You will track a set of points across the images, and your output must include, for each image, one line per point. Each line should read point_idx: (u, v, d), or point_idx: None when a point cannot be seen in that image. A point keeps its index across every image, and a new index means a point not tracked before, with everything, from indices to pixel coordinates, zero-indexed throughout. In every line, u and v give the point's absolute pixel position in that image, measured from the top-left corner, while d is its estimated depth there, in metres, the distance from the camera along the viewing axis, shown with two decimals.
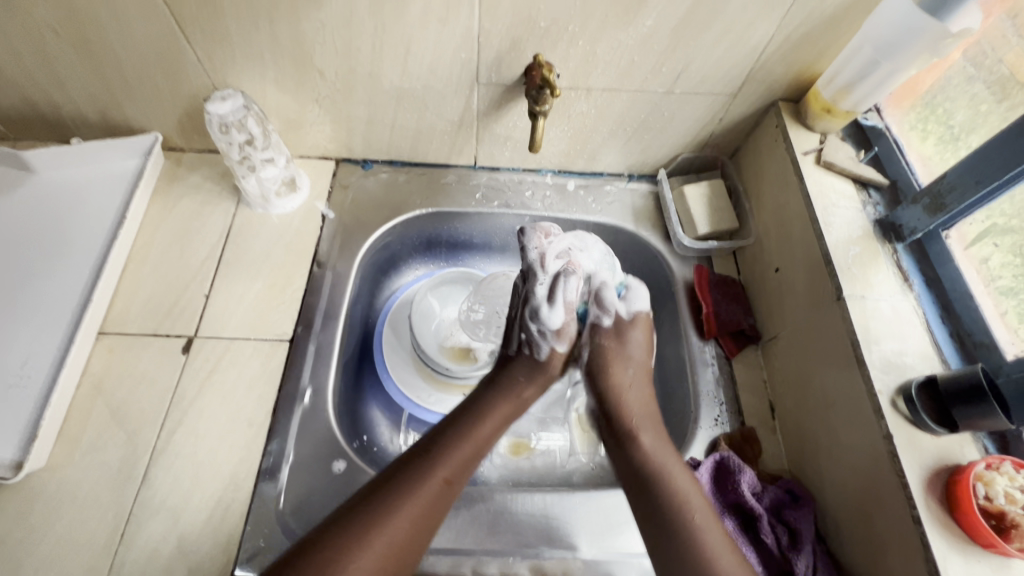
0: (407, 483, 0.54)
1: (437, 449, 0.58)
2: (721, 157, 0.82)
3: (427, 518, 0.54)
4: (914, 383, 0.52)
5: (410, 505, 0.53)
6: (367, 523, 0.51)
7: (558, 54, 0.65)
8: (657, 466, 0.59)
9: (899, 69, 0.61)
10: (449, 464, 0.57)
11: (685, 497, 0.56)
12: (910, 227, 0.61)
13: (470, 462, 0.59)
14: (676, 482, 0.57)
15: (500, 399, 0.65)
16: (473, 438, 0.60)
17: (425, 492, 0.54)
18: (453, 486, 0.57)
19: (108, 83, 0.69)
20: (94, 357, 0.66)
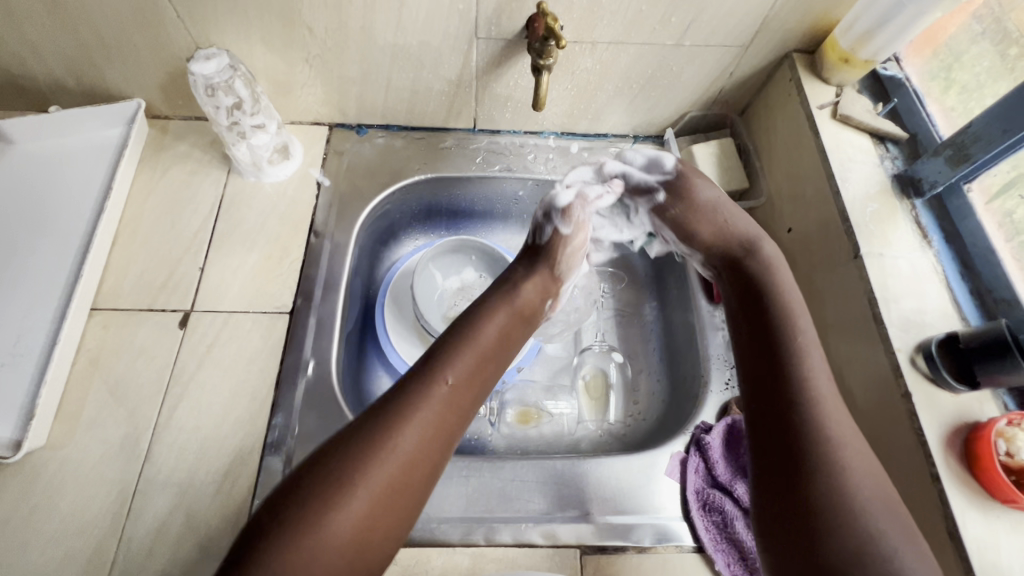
0: (410, 396, 0.49)
1: (440, 357, 0.53)
2: (730, 115, 0.79)
3: (445, 436, 0.49)
4: (934, 340, 0.51)
5: (422, 418, 0.48)
6: (375, 434, 0.46)
7: (562, 3, 0.61)
8: (811, 385, 0.50)
9: (923, 12, 0.58)
10: (455, 369, 0.52)
11: (819, 387, 0.50)
12: (930, 181, 0.59)
13: (480, 368, 0.54)
14: (814, 374, 0.50)
15: (501, 305, 0.60)
16: (482, 344, 0.55)
17: (432, 400, 0.50)
18: (458, 390, 0.52)
19: (83, 46, 0.65)
20: (88, 333, 0.64)
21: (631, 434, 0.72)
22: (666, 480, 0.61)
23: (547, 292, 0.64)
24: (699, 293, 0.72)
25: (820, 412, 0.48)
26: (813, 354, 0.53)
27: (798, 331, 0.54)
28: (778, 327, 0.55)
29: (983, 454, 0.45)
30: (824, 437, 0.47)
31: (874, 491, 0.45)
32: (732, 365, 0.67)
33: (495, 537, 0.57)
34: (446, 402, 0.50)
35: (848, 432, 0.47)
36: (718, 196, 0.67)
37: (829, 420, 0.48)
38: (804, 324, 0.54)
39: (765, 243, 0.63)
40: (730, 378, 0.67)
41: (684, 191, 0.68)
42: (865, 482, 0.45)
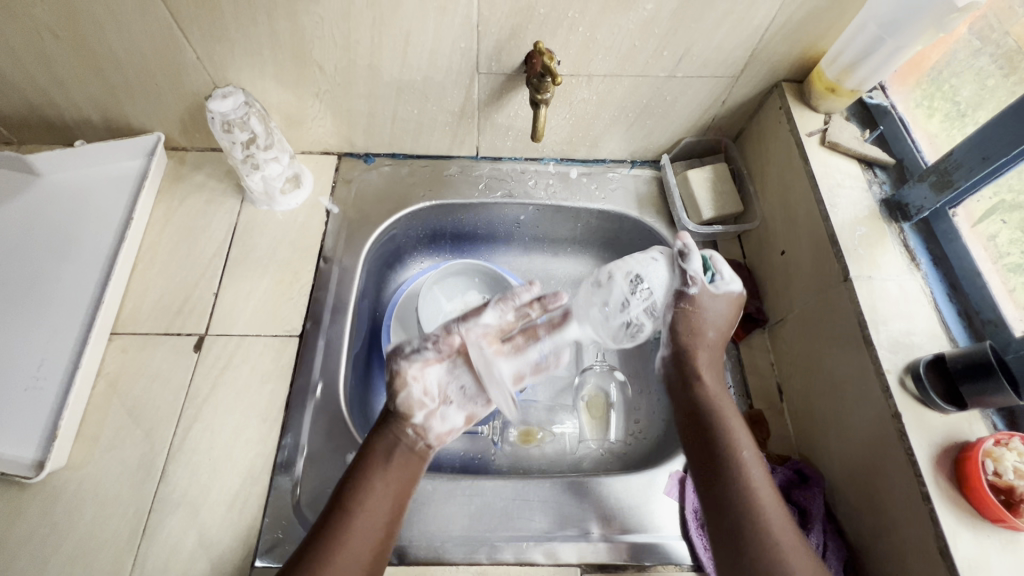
0: (332, 523, 0.53)
1: (354, 482, 0.56)
2: (724, 140, 0.81)
3: (374, 558, 0.53)
4: (922, 361, 0.52)
5: (349, 544, 0.52)
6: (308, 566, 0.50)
7: (558, 41, 0.64)
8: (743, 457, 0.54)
9: (904, 45, 0.60)
10: (356, 511, 0.54)
11: (746, 456, 0.55)
12: (916, 206, 0.61)
13: (380, 505, 0.55)
14: (740, 452, 0.55)
15: (389, 430, 0.60)
16: (384, 474, 0.56)
17: (357, 526, 0.53)
18: (376, 518, 0.54)
19: (109, 85, 0.69)
20: (109, 356, 0.67)
21: (632, 453, 0.74)
22: (666, 500, 0.62)
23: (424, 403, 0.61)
24: None
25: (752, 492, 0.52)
26: (735, 424, 0.57)
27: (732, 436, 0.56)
28: (719, 421, 0.57)
29: (971, 474, 0.47)
30: (749, 490, 0.52)
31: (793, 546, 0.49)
32: (729, 386, 0.69)
33: (498, 555, 0.59)
34: (353, 546, 0.52)
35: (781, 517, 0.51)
36: (726, 315, 0.64)
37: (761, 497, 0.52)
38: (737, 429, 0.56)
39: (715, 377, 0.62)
40: None
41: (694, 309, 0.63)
42: (792, 543, 0.49)
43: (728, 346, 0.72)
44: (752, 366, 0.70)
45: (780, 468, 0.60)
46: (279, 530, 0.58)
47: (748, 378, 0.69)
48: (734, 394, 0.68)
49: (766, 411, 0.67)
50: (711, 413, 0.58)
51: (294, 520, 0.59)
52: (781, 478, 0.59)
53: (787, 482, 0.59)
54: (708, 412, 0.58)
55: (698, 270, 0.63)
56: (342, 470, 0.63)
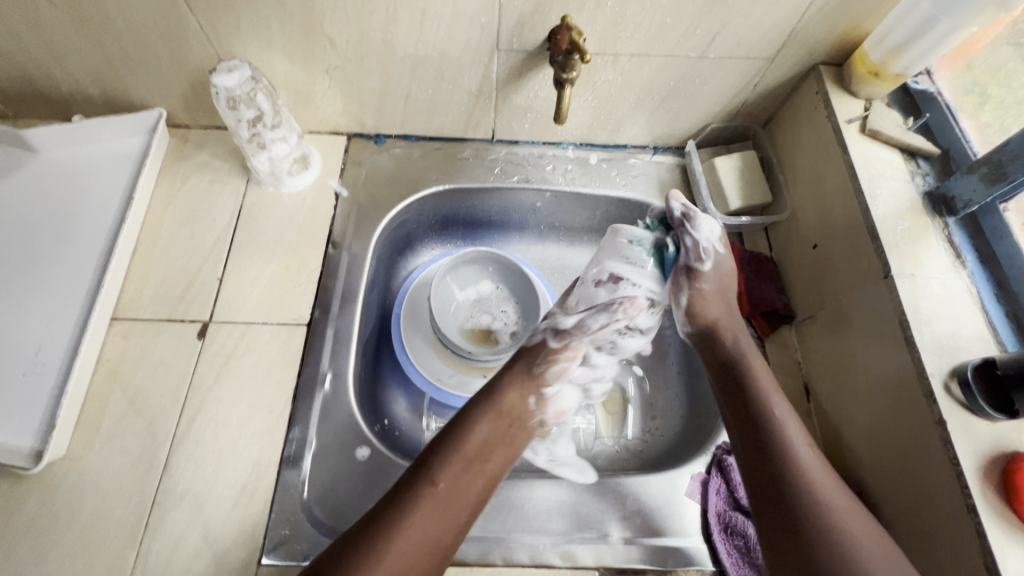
0: (399, 507, 0.51)
1: (433, 458, 0.55)
2: (753, 126, 0.78)
3: (433, 543, 0.50)
4: (970, 365, 0.49)
5: (406, 526, 0.50)
6: (365, 551, 0.48)
7: (585, 16, 0.60)
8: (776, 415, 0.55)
9: (958, 27, 0.56)
10: (440, 476, 0.53)
11: (790, 435, 0.53)
12: (963, 199, 0.57)
13: (467, 471, 0.55)
14: (779, 417, 0.55)
15: (488, 411, 0.60)
16: (467, 453, 0.56)
17: (425, 506, 0.51)
18: (453, 496, 0.53)
19: (108, 57, 0.65)
20: (109, 342, 0.64)
21: (649, 450, 0.72)
22: (687, 501, 0.60)
23: (529, 387, 0.62)
24: None
25: (803, 467, 0.51)
26: (777, 401, 0.56)
27: (777, 417, 0.55)
28: (757, 393, 0.57)
29: (1022, 488, 0.44)
30: (795, 464, 0.51)
31: (849, 514, 0.48)
32: None
33: (513, 557, 0.56)
34: (441, 506, 0.52)
35: (837, 492, 0.50)
36: (704, 262, 0.64)
37: (813, 473, 0.51)
38: (784, 416, 0.55)
39: (751, 346, 0.62)
40: None
41: (693, 277, 0.64)
42: (848, 507, 0.49)
43: (753, 342, 0.69)
44: (778, 363, 0.67)
45: None
46: (286, 527, 0.56)
47: (773, 376, 0.66)
48: None
49: (792, 412, 0.64)
50: (756, 390, 0.57)
51: (302, 517, 0.57)
52: None
53: None
54: (756, 395, 0.56)
55: (624, 245, 0.66)
56: (351, 465, 0.60)
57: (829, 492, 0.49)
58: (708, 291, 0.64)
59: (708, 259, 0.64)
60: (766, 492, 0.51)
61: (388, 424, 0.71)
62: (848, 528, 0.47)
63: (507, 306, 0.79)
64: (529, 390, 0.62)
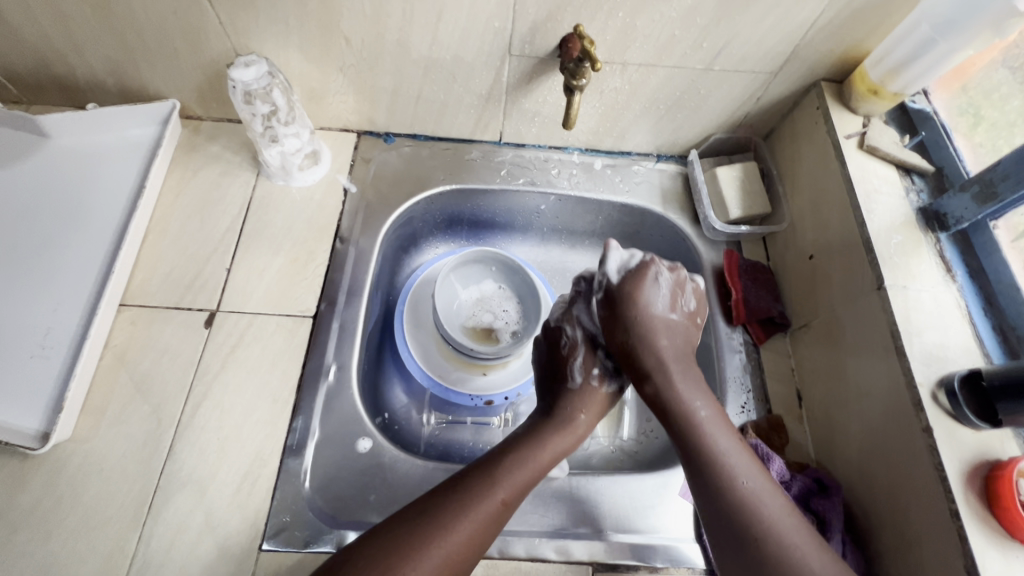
0: (469, 496, 0.52)
1: (512, 453, 0.57)
2: (754, 139, 0.79)
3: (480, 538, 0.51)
4: (957, 376, 0.51)
5: (477, 515, 0.51)
6: (431, 524, 0.50)
7: (596, 26, 0.62)
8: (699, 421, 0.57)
9: (955, 49, 0.58)
10: (508, 482, 0.54)
11: (734, 468, 0.53)
12: (955, 216, 0.59)
13: (529, 483, 0.56)
14: (725, 458, 0.54)
15: (562, 428, 0.61)
16: (546, 459, 0.58)
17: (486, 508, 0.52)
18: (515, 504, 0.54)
19: (126, 47, 0.66)
20: (116, 328, 0.65)
21: (643, 451, 0.73)
22: (680, 501, 0.62)
23: (588, 405, 0.64)
24: (718, 315, 0.72)
25: (751, 504, 0.51)
26: (720, 436, 0.55)
27: (720, 456, 0.54)
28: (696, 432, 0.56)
29: (1004, 494, 0.46)
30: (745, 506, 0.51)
31: (802, 540, 0.49)
32: (748, 390, 0.68)
33: (509, 550, 0.58)
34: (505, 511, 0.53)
35: (790, 522, 0.50)
36: (666, 292, 0.64)
37: (762, 509, 0.51)
38: (728, 452, 0.54)
39: (682, 364, 0.61)
40: (747, 402, 0.67)
41: (628, 303, 0.62)
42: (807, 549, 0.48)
43: (749, 349, 0.70)
44: (772, 370, 0.69)
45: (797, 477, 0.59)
46: (287, 515, 0.57)
47: (767, 382, 0.68)
48: (753, 398, 0.67)
49: (785, 418, 0.66)
50: (693, 424, 0.56)
51: (303, 506, 0.58)
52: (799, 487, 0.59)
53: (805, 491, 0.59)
54: (694, 436, 0.56)
55: (614, 268, 0.64)
56: (353, 456, 0.62)
57: (781, 521, 0.50)
58: (657, 318, 0.62)
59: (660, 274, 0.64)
60: (721, 532, 0.51)
61: (388, 417, 0.72)
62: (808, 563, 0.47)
63: (508, 306, 0.81)
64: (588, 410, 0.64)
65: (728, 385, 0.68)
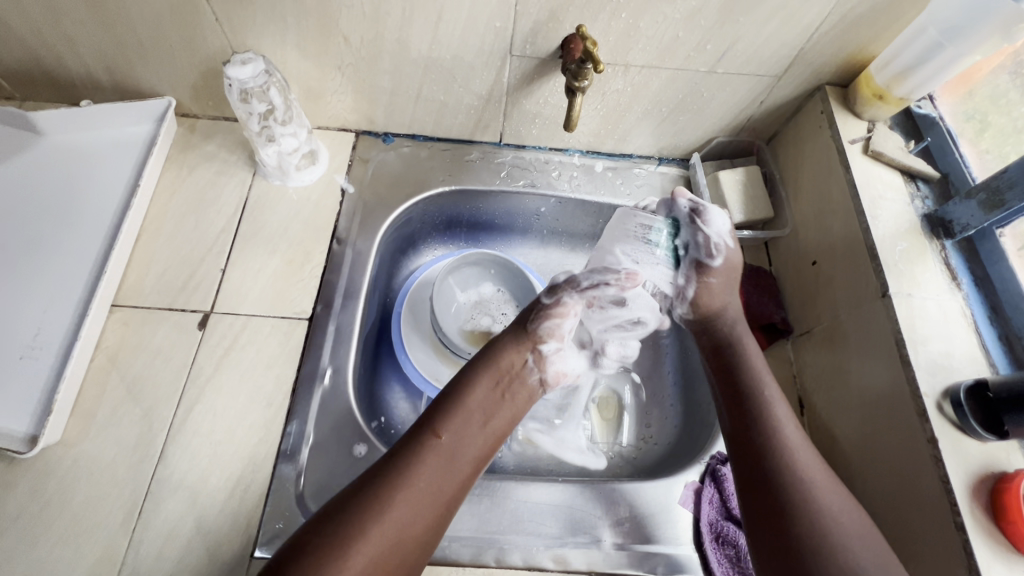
0: (404, 459, 0.51)
1: (435, 416, 0.55)
2: (757, 142, 0.79)
3: (430, 497, 0.50)
4: (963, 387, 0.50)
5: (407, 487, 0.49)
6: (353, 519, 0.46)
7: (599, 26, 0.61)
8: (760, 374, 0.59)
9: (963, 55, 0.58)
10: (445, 433, 0.53)
11: (778, 415, 0.55)
12: (961, 223, 0.58)
13: (469, 431, 0.54)
14: (775, 407, 0.56)
15: (486, 370, 0.59)
16: (474, 413, 0.56)
17: (429, 461, 0.51)
18: (456, 455, 0.53)
19: (120, 43, 0.65)
20: (108, 329, 0.64)
21: (642, 457, 0.73)
22: (680, 510, 0.61)
23: (526, 344, 0.61)
24: None
25: (789, 447, 0.53)
26: (769, 382, 0.58)
27: (765, 400, 0.56)
28: (754, 381, 0.58)
29: (1011, 507, 0.45)
30: (786, 450, 0.53)
31: (840, 502, 0.49)
32: None
33: (506, 559, 0.57)
34: (450, 461, 0.52)
35: (829, 483, 0.51)
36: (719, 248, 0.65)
37: (796, 453, 0.53)
38: (773, 398, 0.56)
39: (745, 330, 0.64)
40: None
41: (707, 265, 0.65)
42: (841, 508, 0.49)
43: None
44: (773, 377, 0.68)
45: None
46: (280, 521, 0.56)
47: None
48: None
49: None
50: (744, 368, 0.60)
51: (297, 512, 0.57)
52: None
53: None
54: (750, 380, 0.58)
55: (721, 229, 0.65)
56: (347, 461, 0.61)
57: (812, 470, 0.51)
58: (721, 278, 0.66)
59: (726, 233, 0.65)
60: (760, 490, 0.52)
61: (384, 422, 0.71)
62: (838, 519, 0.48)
63: (507, 309, 0.80)
64: (528, 348, 0.61)
65: None
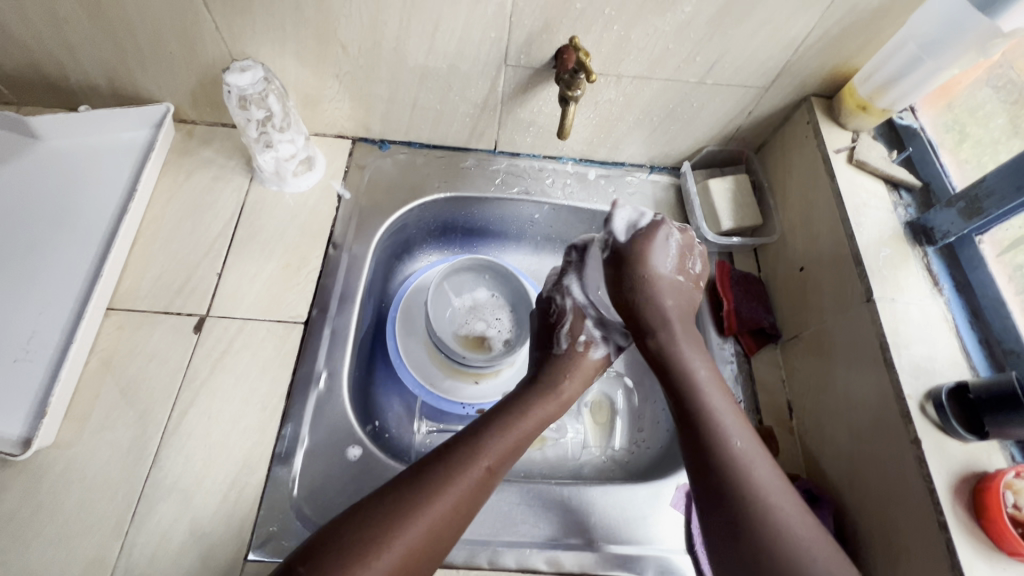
0: (444, 469, 0.51)
1: (494, 437, 0.55)
2: (746, 152, 0.80)
3: (461, 513, 0.50)
4: (944, 389, 0.52)
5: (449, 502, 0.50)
6: (392, 526, 0.47)
7: (591, 38, 0.62)
8: (696, 376, 0.58)
9: (942, 68, 0.60)
10: (493, 452, 0.54)
11: (728, 431, 0.53)
12: (942, 230, 0.60)
13: (514, 450, 0.56)
14: (717, 413, 0.55)
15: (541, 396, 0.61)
16: (523, 439, 0.57)
17: (467, 479, 0.51)
18: (494, 474, 0.54)
19: (120, 50, 0.66)
20: (103, 332, 0.64)
21: (634, 461, 0.73)
22: (671, 512, 0.62)
23: (566, 370, 0.64)
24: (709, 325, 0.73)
25: (742, 465, 0.51)
26: (716, 397, 0.56)
27: (708, 410, 0.55)
28: (687, 382, 0.57)
29: (991, 506, 0.46)
30: (733, 460, 0.51)
31: (791, 508, 0.49)
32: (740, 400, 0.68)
33: (499, 560, 0.57)
34: (485, 480, 0.53)
35: (779, 489, 0.50)
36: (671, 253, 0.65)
37: (751, 470, 0.51)
38: (722, 413, 0.54)
39: (683, 327, 0.61)
40: None
41: (638, 262, 0.63)
42: (795, 513, 0.49)
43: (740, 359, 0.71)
44: (763, 381, 0.69)
45: None
46: (274, 524, 0.56)
47: (758, 393, 0.68)
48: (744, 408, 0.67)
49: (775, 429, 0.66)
50: (687, 378, 0.57)
51: (290, 515, 0.57)
52: None
53: None
54: (686, 384, 0.57)
55: (620, 222, 0.66)
56: (342, 464, 0.61)
57: (771, 488, 0.50)
58: (664, 278, 0.63)
59: (671, 235, 0.65)
60: (710, 500, 0.51)
61: (379, 425, 0.71)
62: (788, 522, 0.48)
63: (501, 314, 0.80)
64: (567, 374, 0.64)
65: None
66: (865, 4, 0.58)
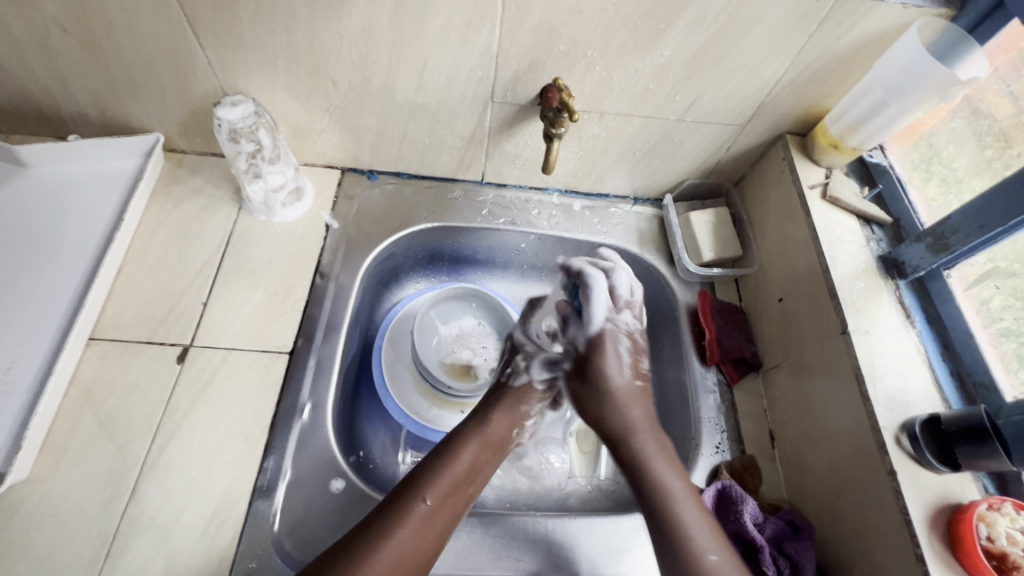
0: (392, 514, 0.53)
1: (422, 477, 0.57)
2: (726, 185, 0.83)
3: (413, 554, 0.52)
4: (918, 420, 0.53)
5: (390, 547, 0.51)
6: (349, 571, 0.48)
7: (575, 77, 0.65)
8: (668, 488, 0.58)
9: (907, 110, 0.63)
10: (433, 492, 0.56)
11: (699, 541, 0.54)
12: (913, 265, 0.63)
13: (457, 489, 0.57)
14: (686, 519, 0.55)
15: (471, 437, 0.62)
16: (454, 479, 0.58)
17: (412, 521, 0.53)
18: (439, 513, 0.55)
19: (112, 82, 0.67)
20: (83, 363, 0.63)
21: (620, 491, 0.73)
22: None
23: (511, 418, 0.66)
24: (692, 354, 0.74)
25: None
26: (685, 505, 0.57)
27: (684, 522, 0.55)
28: (657, 484, 0.59)
29: (966, 539, 0.47)
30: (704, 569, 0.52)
31: None
32: (722, 430, 0.68)
33: None
34: (432, 521, 0.54)
35: None
36: (634, 336, 0.69)
37: None
38: (694, 526, 0.55)
39: (651, 432, 0.64)
40: (721, 442, 0.68)
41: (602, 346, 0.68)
42: None
43: (722, 389, 0.71)
44: (746, 410, 0.70)
45: (771, 519, 0.60)
46: (253, 560, 0.55)
47: (741, 423, 0.69)
48: (727, 438, 0.68)
49: (758, 458, 0.67)
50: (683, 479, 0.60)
51: (271, 549, 0.56)
52: (772, 529, 0.59)
53: (778, 534, 0.59)
54: (659, 495, 0.58)
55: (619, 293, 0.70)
56: (325, 497, 0.60)
57: None
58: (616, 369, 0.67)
59: (626, 315, 0.70)
60: None
61: (363, 456, 0.70)
62: None
63: (488, 342, 0.81)
64: (515, 421, 0.66)
65: (702, 425, 0.68)
66: (833, 50, 0.61)
